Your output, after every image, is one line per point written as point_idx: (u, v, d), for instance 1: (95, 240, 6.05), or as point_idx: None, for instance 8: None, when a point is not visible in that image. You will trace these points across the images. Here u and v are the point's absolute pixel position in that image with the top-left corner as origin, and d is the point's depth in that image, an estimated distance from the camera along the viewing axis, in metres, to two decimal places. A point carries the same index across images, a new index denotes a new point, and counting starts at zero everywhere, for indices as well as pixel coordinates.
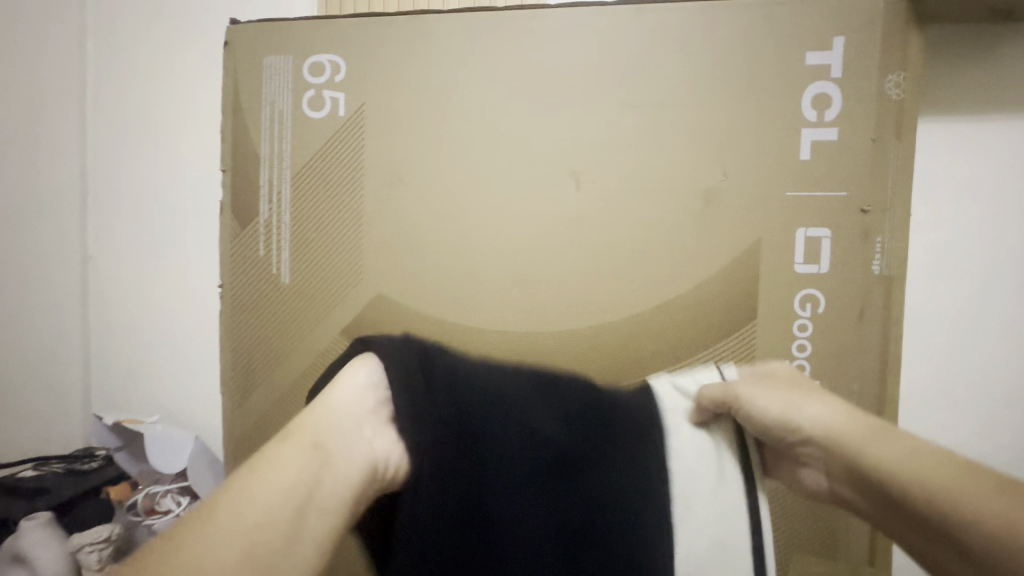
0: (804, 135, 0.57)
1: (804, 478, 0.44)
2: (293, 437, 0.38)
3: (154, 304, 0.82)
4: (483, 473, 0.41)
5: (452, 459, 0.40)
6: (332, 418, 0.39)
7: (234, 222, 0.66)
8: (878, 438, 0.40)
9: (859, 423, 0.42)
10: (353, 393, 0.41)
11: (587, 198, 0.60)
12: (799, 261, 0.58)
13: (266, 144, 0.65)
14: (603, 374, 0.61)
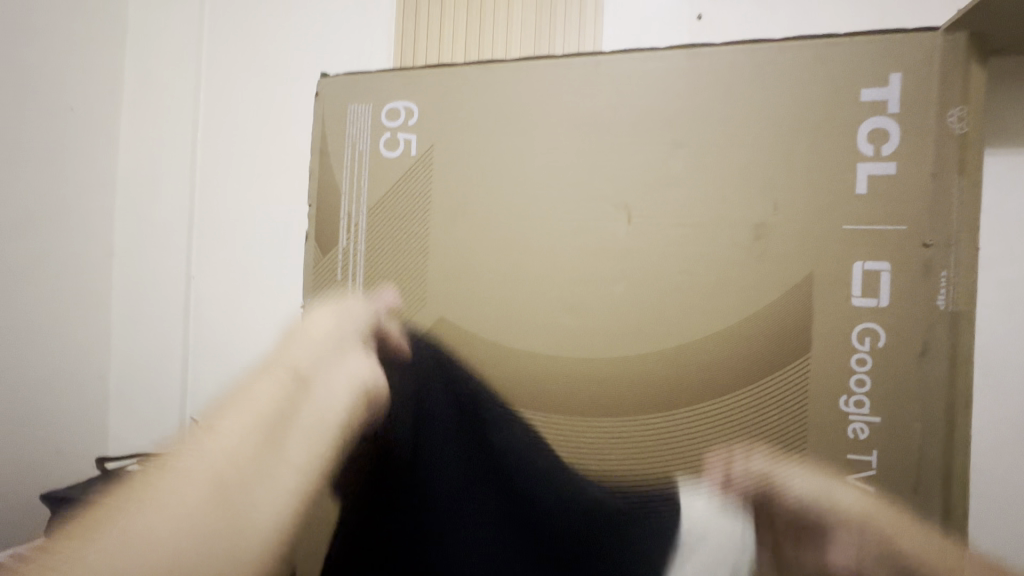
0: (860, 169, 0.57)
1: (833, 552, 0.56)
2: (280, 370, 0.62)
3: (244, 324, 0.92)
4: (461, 441, 0.65)
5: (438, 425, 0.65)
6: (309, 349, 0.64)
7: (316, 250, 0.74)
8: (875, 505, 0.57)
9: (882, 508, 0.57)
10: (323, 332, 0.65)
11: (639, 230, 0.62)
12: (856, 295, 0.57)
13: (346, 180, 0.73)
14: (652, 405, 0.62)
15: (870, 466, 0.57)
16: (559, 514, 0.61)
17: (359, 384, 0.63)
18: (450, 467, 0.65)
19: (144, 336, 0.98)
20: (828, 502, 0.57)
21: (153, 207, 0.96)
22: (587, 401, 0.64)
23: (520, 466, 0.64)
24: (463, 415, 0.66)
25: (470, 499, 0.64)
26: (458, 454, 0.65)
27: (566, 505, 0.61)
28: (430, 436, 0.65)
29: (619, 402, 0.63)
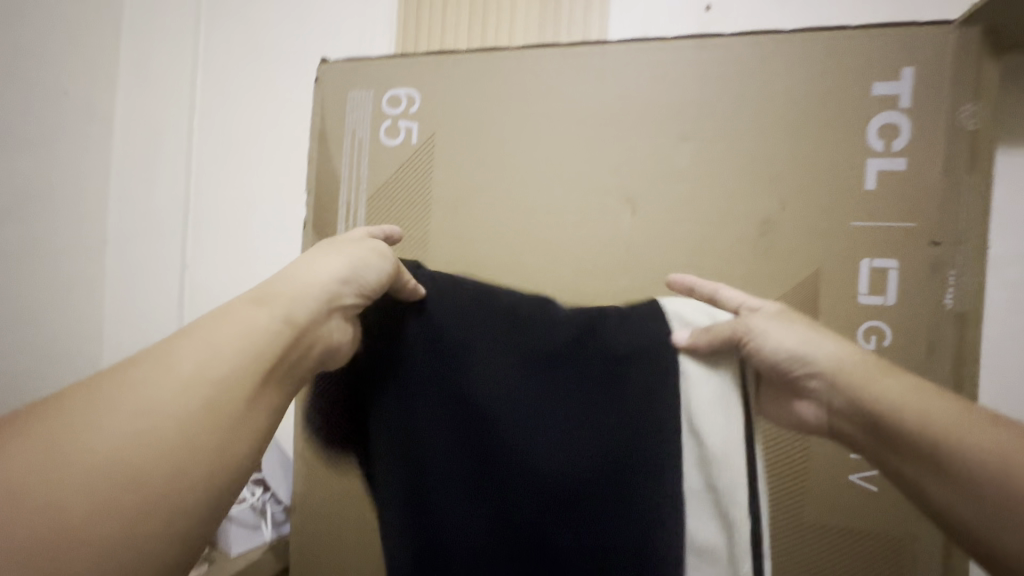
0: (869, 165, 0.56)
1: (800, 410, 0.43)
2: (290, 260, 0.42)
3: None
4: (444, 392, 0.46)
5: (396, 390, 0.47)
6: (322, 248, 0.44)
7: (314, 238, 0.73)
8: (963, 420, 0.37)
9: (916, 391, 0.39)
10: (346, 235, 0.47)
11: (643, 223, 0.61)
12: (863, 292, 0.56)
13: (346, 168, 0.72)
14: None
15: (872, 466, 0.56)
16: (550, 370, 0.45)
17: (345, 255, 0.42)
18: (421, 447, 0.45)
19: (138, 325, 0.97)
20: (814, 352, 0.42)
21: (150, 194, 0.96)
22: None
23: (479, 382, 0.45)
24: (438, 351, 0.46)
25: (444, 442, 0.45)
26: (472, 397, 0.45)
27: (539, 350, 0.45)
28: (390, 403, 0.46)
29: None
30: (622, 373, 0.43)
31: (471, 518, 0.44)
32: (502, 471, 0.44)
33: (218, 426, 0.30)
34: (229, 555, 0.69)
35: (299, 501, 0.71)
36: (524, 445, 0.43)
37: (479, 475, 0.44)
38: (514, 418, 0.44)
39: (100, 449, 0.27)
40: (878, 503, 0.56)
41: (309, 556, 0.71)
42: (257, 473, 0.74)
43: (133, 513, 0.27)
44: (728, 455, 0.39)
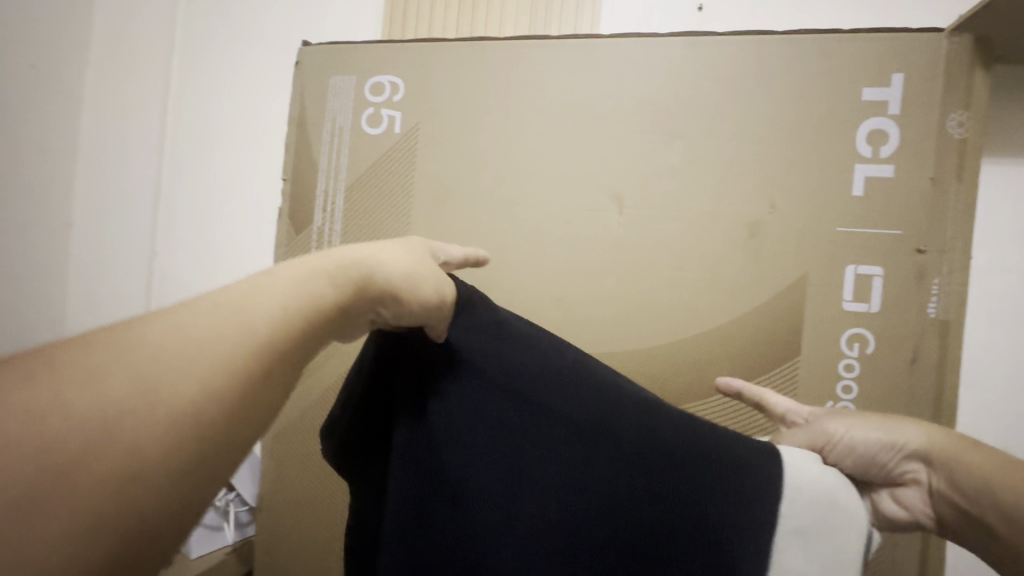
0: (858, 170, 0.55)
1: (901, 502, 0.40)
2: (358, 245, 0.36)
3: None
4: (497, 423, 0.40)
5: (444, 411, 0.40)
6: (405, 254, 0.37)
7: (290, 228, 0.70)
8: None
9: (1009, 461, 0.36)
10: (424, 246, 0.41)
11: (629, 222, 0.60)
12: (848, 299, 0.56)
13: (325, 156, 0.69)
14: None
15: None
16: (616, 426, 0.39)
17: (414, 268, 0.37)
18: (459, 472, 0.39)
19: (103, 312, 0.93)
20: (897, 436, 0.40)
21: (120, 179, 0.92)
22: None
23: (536, 417, 0.39)
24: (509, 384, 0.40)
25: (484, 465, 0.39)
26: (522, 428, 0.39)
27: (618, 405, 0.40)
28: (436, 421, 0.40)
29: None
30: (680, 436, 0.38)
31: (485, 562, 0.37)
32: (550, 506, 0.37)
33: (269, 389, 0.27)
34: (189, 557, 0.65)
35: (265, 503, 0.68)
36: (576, 494, 0.37)
37: (522, 506, 0.37)
38: (576, 458, 0.38)
39: (150, 408, 0.23)
40: None
41: (274, 560, 0.68)
42: None
43: (176, 481, 0.23)
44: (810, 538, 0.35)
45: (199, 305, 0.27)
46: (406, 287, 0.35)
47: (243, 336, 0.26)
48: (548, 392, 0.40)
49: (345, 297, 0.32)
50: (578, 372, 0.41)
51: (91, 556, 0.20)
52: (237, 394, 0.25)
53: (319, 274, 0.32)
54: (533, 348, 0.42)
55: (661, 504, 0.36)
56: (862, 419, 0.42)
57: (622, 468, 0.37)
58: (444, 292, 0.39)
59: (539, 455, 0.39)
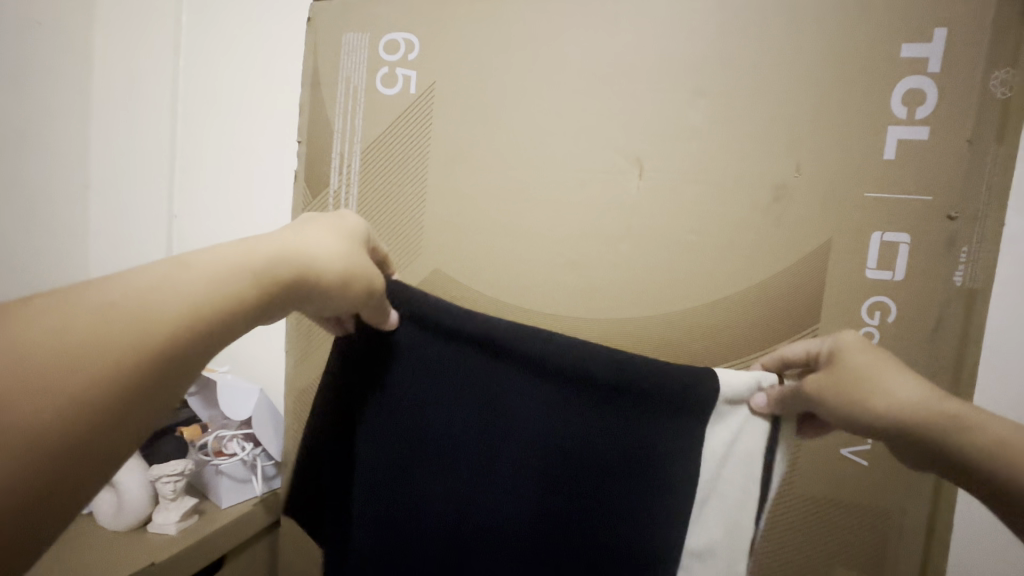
0: (891, 133, 0.53)
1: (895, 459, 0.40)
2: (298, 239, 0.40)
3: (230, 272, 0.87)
4: (454, 405, 0.50)
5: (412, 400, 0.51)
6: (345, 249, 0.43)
7: (306, 191, 0.70)
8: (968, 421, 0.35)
9: (953, 406, 0.36)
10: (355, 225, 0.46)
11: (648, 186, 0.59)
12: (872, 266, 0.55)
13: (340, 117, 0.68)
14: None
15: (865, 441, 0.56)
16: (565, 428, 0.47)
17: (347, 265, 0.42)
18: (425, 447, 0.50)
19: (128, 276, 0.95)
20: (879, 396, 0.38)
21: (134, 141, 0.92)
22: None
23: (496, 399, 0.49)
24: (463, 374, 0.50)
25: (449, 445, 0.50)
26: (482, 419, 0.49)
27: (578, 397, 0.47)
28: (400, 404, 0.51)
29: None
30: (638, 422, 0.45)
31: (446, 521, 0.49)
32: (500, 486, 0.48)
33: (188, 364, 0.32)
34: (221, 507, 0.69)
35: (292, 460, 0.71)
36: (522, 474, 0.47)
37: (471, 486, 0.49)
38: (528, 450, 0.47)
39: (87, 361, 0.28)
40: (871, 480, 0.57)
41: None
42: (249, 428, 0.72)
43: (87, 437, 0.28)
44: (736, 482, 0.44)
45: (136, 283, 0.32)
46: (337, 285, 0.41)
47: (161, 322, 0.31)
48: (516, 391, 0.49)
49: (264, 289, 0.36)
50: (531, 365, 0.48)
51: (35, 465, 0.26)
52: (163, 360, 0.30)
53: (237, 273, 0.35)
54: (488, 342, 0.50)
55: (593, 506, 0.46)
56: (843, 382, 0.40)
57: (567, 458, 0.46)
58: (371, 286, 0.44)
59: (499, 440, 0.48)
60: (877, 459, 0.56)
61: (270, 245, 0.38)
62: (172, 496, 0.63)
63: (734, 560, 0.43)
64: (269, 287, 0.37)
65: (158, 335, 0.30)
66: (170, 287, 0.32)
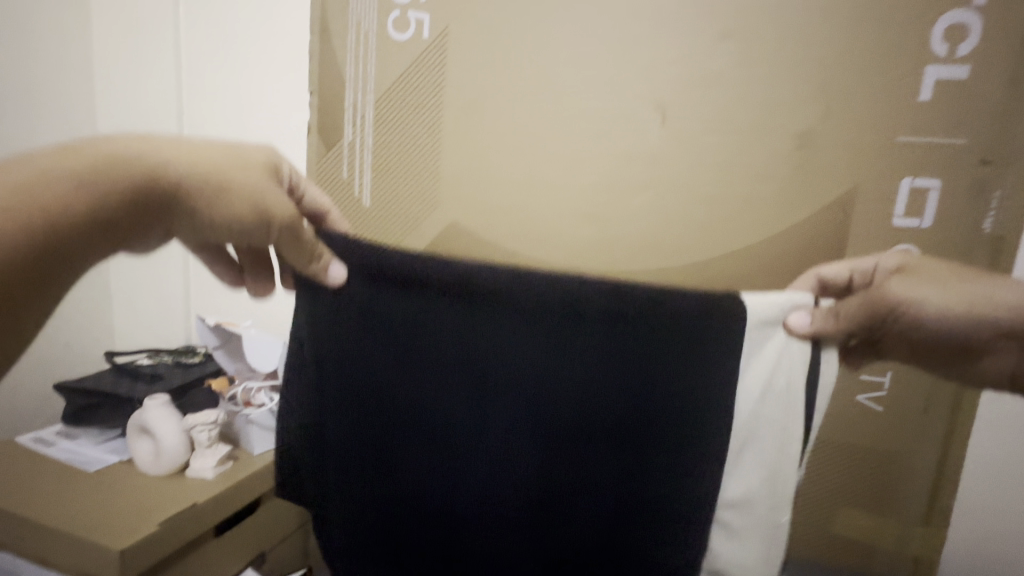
0: (929, 73, 0.51)
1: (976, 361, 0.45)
2: (187, 147, 0.41)
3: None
4: (430, 359, 0.41)
5: (379, 354, 0.42)
6: (241, 164, 0.42)
7: (319, 143, 0.69)
8: None
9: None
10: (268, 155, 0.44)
11: (670, 134, 0.57)
12: (899, 214, 0.54)
13: (351, 65, 0.66)
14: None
15: (880, 387, 0.57)
16: (575, 373, 0.39)
17: (231, 176, 0.40)
18: (399, 409, 0.42)
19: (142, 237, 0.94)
20: (984, 303, 0.42)
21: None
22: None
23: (485, 351, 0.40)
24: (438, 322, 0.40)
25: (431, 408, 0.41)
26: (469, 369, 0.40)
27: (592, 338, 0.38)
28: (366, 359, 0.43)
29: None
30: (660, 363, 0.39)
31: (439, 492, 0.42)
32: (496, 449, 0.40)
33: (72, 241, 0.37)
34: (253, 454, 0.72)
35: None
36: (524, 434, 0.40)
37: (461, 450, 0.41)
38: (530, 405, 0.40)
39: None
40: (883, 424, 0.58)
41: None
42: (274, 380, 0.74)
43: None
44: (774, 422, 0.40)
45: (44, 160, 0.37)
46: (215, 196, 0.40)
47: (48, 198, 0.36)
48: (510, 334, 0.39)
49: (140, 188, 0.39)
50: (525, 304, 0.39)
51: None
52: (46, 229, 0.36)
53: (124, 171, 0.38)
54: (467, 279, 0.39)
55: (614, 465, 0.40)
56: (941, 291, 0.42)
57: (582, 411, 0.39)
58: (266, 211, 0.41)
59: (493, 399, 0.40)
60: (890, 404, 0.57)
61: (165, 149, 0.40)
62: (208, 443, 0.67)
63: (770, 506, 0.40)
64: (148, 185, 0.39)
65: (50, 203, 0.36)
66: (68, 168, 0.37)
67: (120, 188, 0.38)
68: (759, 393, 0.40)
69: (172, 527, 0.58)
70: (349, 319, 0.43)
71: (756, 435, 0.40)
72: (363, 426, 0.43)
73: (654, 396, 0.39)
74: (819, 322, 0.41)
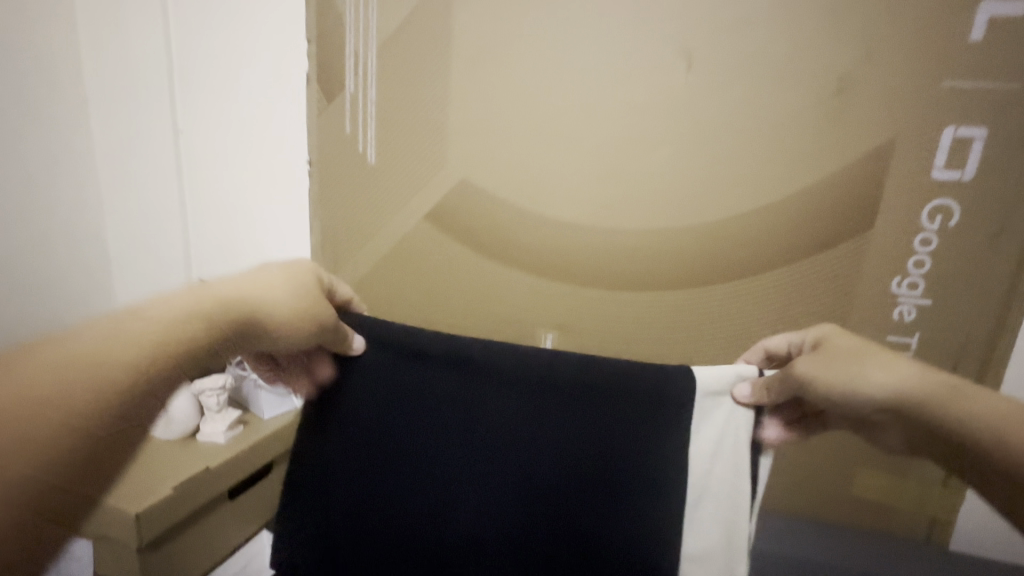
0: (983, 9, 0.46)
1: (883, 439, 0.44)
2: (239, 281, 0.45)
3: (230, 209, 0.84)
4: (421, 427, 0.49)
5: (377, 419, 0.50)
6: (291, 284, 0.48)
7: (320, 96, 0.65)
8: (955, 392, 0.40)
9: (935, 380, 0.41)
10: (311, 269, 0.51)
11: (695, 81, 0.54)
12: (939, 165, 0.51)
13: (351, 9, 0.61)
14: (682, 289, 0.59)
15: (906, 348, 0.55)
16: (535, 466, 0.46)
17: (291, 299, 0.46)
18: (393, 482, 0.49)
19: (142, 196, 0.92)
20: (864, 383, 0.42)
21: (126, 44, 0.85)
22: (617, 273, 0.61)
23: (463, 420, 0.48)
24: (428, 392, 0.49)
25: (421, 476, 0.49)
26: (446, 473, 0.48)
27: (551, 410, 0.47)
28: (366, 415, 0.51)
29: (647, 283, 0.60)
30: (610, 416, 0.46)
31: (428, 537, 0.48)
32: (475, 494, 0.47)
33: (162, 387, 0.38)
34: (263, 419, 0.71)
35: None
36: (498, 495, 0.47)
37: (444, 549, 0.47)
38: (498, 504, 0.47)
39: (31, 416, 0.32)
40: None
41: None
42: None
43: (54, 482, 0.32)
44: (721, 491, 0.45)
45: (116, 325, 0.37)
46: (284, 323, 0.46)
47: (143, 355, 0.37)
48: (482, 422, 0.48)
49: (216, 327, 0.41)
50: (496, 367, 0.48)
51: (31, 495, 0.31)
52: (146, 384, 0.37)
53: (194, 311, 0.40)
54: (453, 348, 0.49)
55: (582, 516, 0.45)
56: (835, 371, 0.43)
57: (544, 483, 0.46)
58: (320, 321, 0.47)
59: (472, 458, 0.48)
60: None
61: (223, 287, 0.43)
62: (218, 409, 0.66)
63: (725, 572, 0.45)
64: (224, 323, 0.42)
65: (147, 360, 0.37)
66: (146, 323, 0.38)
67: (197, 331, 0.40)
68: (704, 459, 0.45)
69: (186, 491, 0.57)
70: (353, 388, 0.52)
71: (702, 501, 0.45)
72: (360, 494, 0.50)
73: (610, 454, 0.45)
74: (748, 395, 0.46)
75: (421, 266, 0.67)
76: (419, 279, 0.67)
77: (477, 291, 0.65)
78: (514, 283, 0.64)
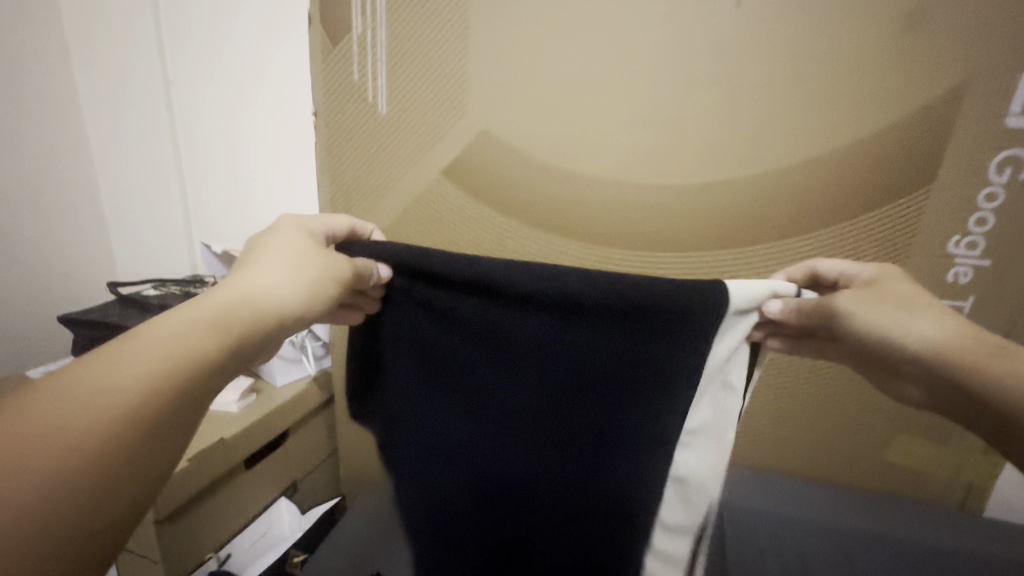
0: None
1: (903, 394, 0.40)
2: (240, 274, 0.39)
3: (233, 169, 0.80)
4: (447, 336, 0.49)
5: (408, 327, 0.50)
6: (292, 256, 0.42)
7: (324, 39, 0.60)
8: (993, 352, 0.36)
9: (971, 338, 0.37)
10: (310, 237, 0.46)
11: (745, 15, 0.48)
12: (1015, 111, 0.45)
13: None
14: (719, 250, 0.56)
15: (958, 310, 0.52)
16: (550, 383, 0.45)
17: (306, 281, 0.41)
18: (428, 387, 0.50)
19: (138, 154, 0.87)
20: (899, 332, 0.39)
21: None
22: (648, 232, 0.57)
23: (484, 333, 0.47)
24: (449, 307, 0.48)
25: (451, 381, 0.49)
26: (467, 380, 0.49)
27: (568, 329, 0.44)
28: (400, 321, 0.51)
29: (682, 244, 0.56)
30: (624, 325, 0.43)
31: (452, 439, 0.49)
32: (497, 407, 0.47)
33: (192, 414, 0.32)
34: (275, 386, 0.69)
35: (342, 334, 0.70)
36: (512, 408, 0.47)
37: (464, 454, 0.49)
38: (513, 415, 0.47)
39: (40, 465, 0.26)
40: None
41: None
42: None
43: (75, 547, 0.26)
44: (726, 404, 0.42)
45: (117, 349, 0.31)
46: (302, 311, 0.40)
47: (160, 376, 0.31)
48: (501, 335, 0.46)
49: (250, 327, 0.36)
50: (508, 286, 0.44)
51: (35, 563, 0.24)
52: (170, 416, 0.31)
53: (207, 318, 0.35)
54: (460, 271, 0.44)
55: (589, 430, 0.45)
56: (868, 304, 0.40)
57: (558, 397, 0.45)
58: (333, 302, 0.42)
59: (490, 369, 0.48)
60: None
61: (230, 291, 0.37)
62: None
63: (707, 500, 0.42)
64: (245, 323, 0.36)
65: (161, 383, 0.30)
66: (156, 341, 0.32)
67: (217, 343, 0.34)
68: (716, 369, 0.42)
69: (203, 461, 0.55)
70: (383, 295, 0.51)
71: (699, 415, 0.42)
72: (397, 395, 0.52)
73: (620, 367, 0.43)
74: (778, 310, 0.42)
75: (437, 226, 0.63)
76: (434, 240, 0.64)
77: (498, 254, 0.62)
78: (538, 245, 0.60)
